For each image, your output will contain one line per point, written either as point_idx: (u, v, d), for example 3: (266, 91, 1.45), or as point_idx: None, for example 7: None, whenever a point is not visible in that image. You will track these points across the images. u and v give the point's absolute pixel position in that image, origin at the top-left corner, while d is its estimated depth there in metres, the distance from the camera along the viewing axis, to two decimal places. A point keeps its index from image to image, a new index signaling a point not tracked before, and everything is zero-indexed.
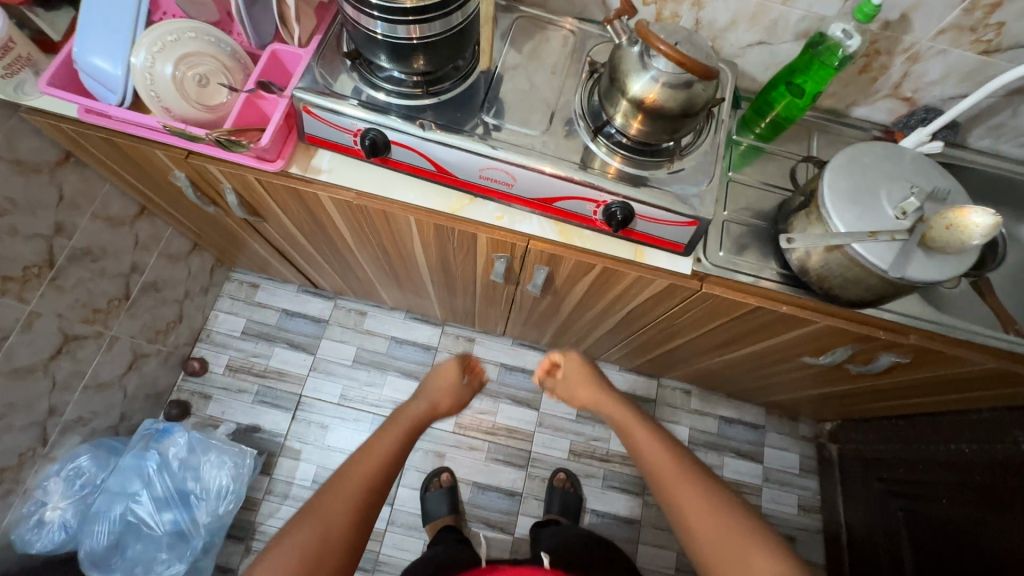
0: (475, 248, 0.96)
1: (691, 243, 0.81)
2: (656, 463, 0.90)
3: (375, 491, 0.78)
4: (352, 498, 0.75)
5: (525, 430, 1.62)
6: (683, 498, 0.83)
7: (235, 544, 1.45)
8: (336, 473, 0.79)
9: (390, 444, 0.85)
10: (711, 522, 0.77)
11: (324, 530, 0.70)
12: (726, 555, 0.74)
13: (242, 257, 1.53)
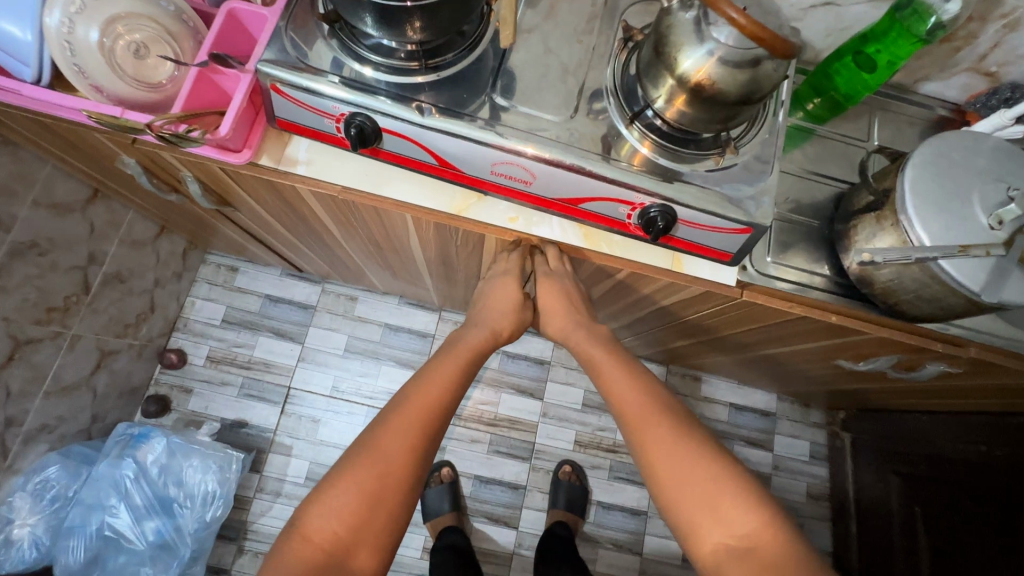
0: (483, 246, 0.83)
1: (742, 252, 0.69)
2: (630, 402, 0.76)
3: (427, 441, 0.70)
4: (403, 451, 0.68)
5: (529, 421, 1.55)
6: (653, 441, 0.71)
7: (227, 544, 1.38)
8: (384, 416, 0.71)
9: (445, 384, 0.75)
10: (690, 470, 0.68)
11: (372, 487, 0.65)
12: (696, 507, 0.66)
13: (216, 240, 1.38)
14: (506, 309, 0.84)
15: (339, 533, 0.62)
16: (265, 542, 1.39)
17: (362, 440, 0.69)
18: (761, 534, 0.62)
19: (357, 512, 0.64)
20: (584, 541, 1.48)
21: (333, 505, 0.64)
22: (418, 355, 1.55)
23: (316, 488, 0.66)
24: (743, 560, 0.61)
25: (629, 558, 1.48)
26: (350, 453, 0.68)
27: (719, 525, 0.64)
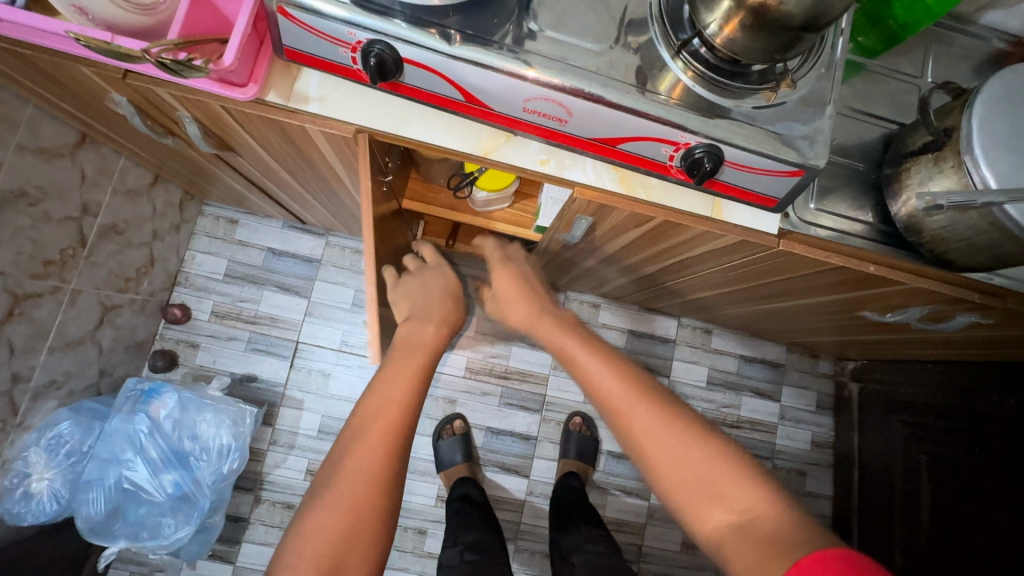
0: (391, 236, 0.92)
1: (789, 197, 0.65)
2: (600, 385, 0.71)
3: (389, 461, 0.69)
4: (365, 485, 0.67)
5: (540, 373, 1.54)
6: (633, 424, 0.67)
7: (244, 494, 1.40)
8: (348, 446, 0.70)
9: (399, 395, 0.73)
10: (671, 453, 0.64)
11: (343, 521, 0.65)
12: (684, 487, 0.62)
13: (214, 189, 1.31)
14: (447, 302, 0.90)
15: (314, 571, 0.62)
16: (281, 492, 1.42)
17: (331, 474, 0.69)
18: (757, 510, 0.57)
19: (332, 553, 0.64)
20: (594, 488, 1.51)
21: (307, 546, 0.64)
22: None
23: (290, 530, 0.66)
24: (740, 536, 0.56)
25: (636, 504, 1.52)
26: (321, 493, 0.67)
27: (718, 506, 0.59)
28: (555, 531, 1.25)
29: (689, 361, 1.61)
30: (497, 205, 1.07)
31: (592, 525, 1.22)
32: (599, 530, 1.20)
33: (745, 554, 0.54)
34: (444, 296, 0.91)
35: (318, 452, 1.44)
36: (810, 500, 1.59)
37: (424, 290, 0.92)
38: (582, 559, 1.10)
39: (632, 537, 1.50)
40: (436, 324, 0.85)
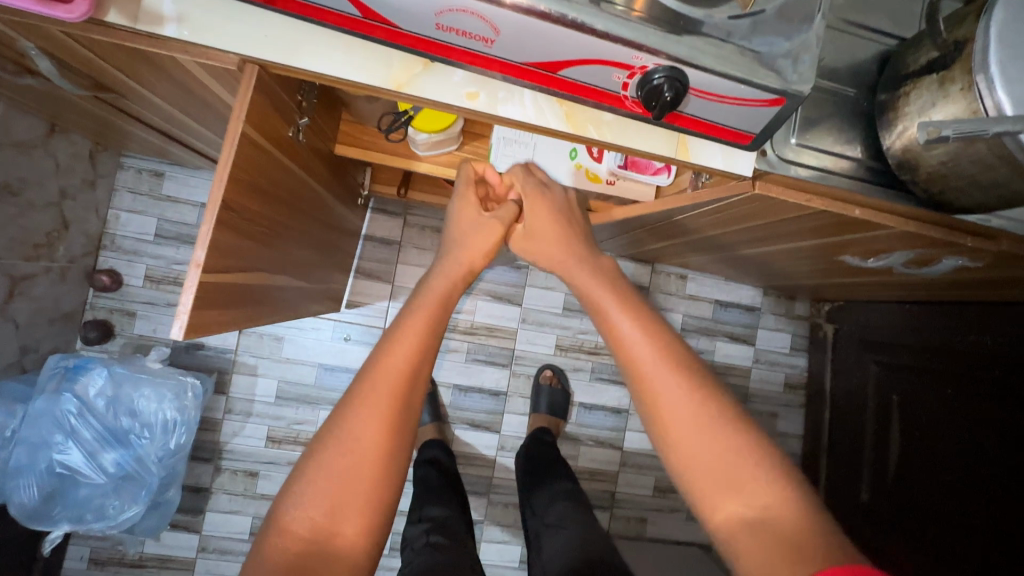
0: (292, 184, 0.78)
1: (767, 131, 0.54)
2: (628, 348, 0.60)
3: (404, 401, 0.56)
4: (373, 426, 0.54)
5: (507, 328, 1.47)
6: (658, 392, 0.57)
7: (202, 465, 1.35)
8: (360, 382, 0.56)
9: (425, 335, 0.60)
10: (702, 429, 0.54)
11: (352, 466, 0.53)
12: (706, 469, 0.53)
13: (127, 140, 1.15)
14: (480, 244, 0.73)
15: (319, 519, 0.51)
16: (242, 460, 1.36)
17: (336, 410, 0.56)
18: (777, 503, 0.50)
19: (335, 501, 0.51)
20: (566, 440, 1.49)
21: (311, 490, 0.52)
22: (385, 266, 1.43)
23: (293, 471, 0.54)
24: (760, 532, 0.48)
25: (609, 453, 1.51)
26: (324, 432, 0.54)
27: (735, 494, 0.51)
28: (524, 488, 1.20)
29: (662, 309, 1.55)
30: (444, 148, 0.94)
31: (564, 480, 1.16)
32: (571, 485, 1.14)
33: (761, 555, 0.47)
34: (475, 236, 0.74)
35: (277, 419, 1.38)
36: (780, 441, 1.61)
37: (457, 228, 0.75)
38: (555, 515, 1.04)
39: (605, 485, 1.51)
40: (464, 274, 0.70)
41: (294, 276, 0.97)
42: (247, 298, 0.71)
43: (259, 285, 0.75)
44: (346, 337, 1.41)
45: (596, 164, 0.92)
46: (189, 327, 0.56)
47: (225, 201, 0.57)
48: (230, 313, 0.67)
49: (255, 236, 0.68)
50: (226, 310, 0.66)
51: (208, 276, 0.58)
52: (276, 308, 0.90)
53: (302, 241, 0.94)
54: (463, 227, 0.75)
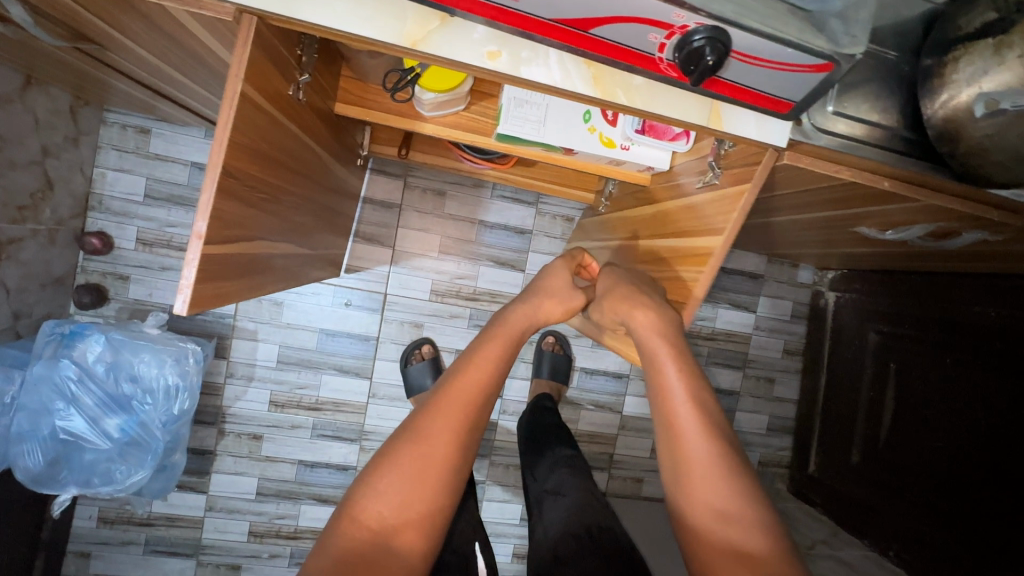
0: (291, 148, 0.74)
1: (809, 100, 0.51)
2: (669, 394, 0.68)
3: (473, 421, 0.73)
4: (440, 440, 0.69)
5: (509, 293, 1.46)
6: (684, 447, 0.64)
7: (206, 428, 1.36)
8: (434, 400, 0.73)
9: (494, 368, 0.76)
10: (711, 483, 0.61)
11: (419, 467, 0.67)
12: (711, 517, 0.60)
13: (111, 94, 1.08)
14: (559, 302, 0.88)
15: (380, 520, 0.64)
16: (245, 424, 1.37)
17: (411, 424, 0.71)
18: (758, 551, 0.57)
19: (400, 498, 0.66)
20: (567, 404, 1.50)
21: (381, 490, 0.66)
22: (385, 230, 1.39)
23: (368, 467, 0.69)
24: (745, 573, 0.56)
25: (609, 416, 1.54)
26: (399, 443, 0.69)
27: (735, 546, 0.58)
28: (525, 456, 1.21)
29: None
30: (452, 107, 0.89)
31: (564, 451, 1.15)
32: (572, 456, 1.13)
33: None
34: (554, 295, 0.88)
35: (279, 383, 1.37)
36: (776, 405, 1.64)
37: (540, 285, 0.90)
38: (556, 485, 1.03)
39: (604, 447, 1.54)
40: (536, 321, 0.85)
41: (297, 242, 0.94)
42: (252, 265, 0.69)
43: (263, 250, 0.72)
44: (347, 302, 1.38)
45: (611, 128, 0.88)
46: (193, 301, 0.53)
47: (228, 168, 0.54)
48: (235, 275, 0.64)
49: (258, 200, 0.65)
50: (232, 280, 0.64)
51: (212, 247, 0.55)
52: (280, 276, 0.87)
53: (304, 206, 0.91)
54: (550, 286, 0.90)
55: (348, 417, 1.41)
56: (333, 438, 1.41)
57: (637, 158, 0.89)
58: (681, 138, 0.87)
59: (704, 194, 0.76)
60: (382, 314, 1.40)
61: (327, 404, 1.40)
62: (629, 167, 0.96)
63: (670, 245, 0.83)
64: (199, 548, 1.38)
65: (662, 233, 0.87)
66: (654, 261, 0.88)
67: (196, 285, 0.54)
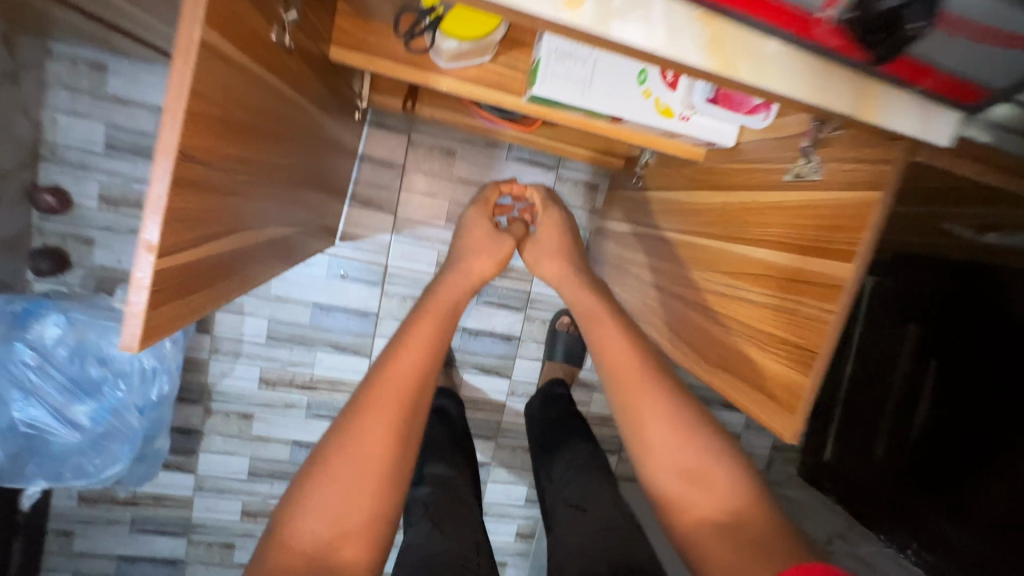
0: (275, 108, 0.58)
1: (1014, 88, 0.41)
2: (616, 362, 0.78)
3: (412, 415, 0.67)
4: (379, 439, 0.64)
5: (523, 268, 1.32)
6: (646, 408, 0.74)
7: (191, 406, 1.25)
8: (365, 393, 0.67)
9: (429, 353, 0.73)
10: (671, 435, 0.72)
11: (354, 471, 0.61)
12: (677, 460, 0.70)
13: (50, 21, 0.88)
14: (488, 254, 0.96)
15: (323, 535, 0.58)
16: (233, 402, 1.26)
17: (341, 423, 0.65)
18: (743, 503, 0.65)
19: (337, 512, 0.59)
20: (579, 387, 1.41)
21: (321, 500, 0.59)
22: (386, 193, 1.23)
23: (297, 484, 0.62)
24: (729, 534, 0.62)
25: None
26: (332, 445, 0.63)
27: (710, 498, 0.66)
28: (540, 454, 1.08)
29: None
30: (475, 59, 0.73)
31: (591, 452, 1.01)
32: (597, 461, 0.99)
33: (726, 552, 0.61)
34: (482, 252, 0.95)
35: (270, 360, 1.26)
36: None
37: (465, 241, 0.99)
38: (578, 497, 0.89)
39: (615, 431, 1.47)
40: (469, 283, 0.90)
41: (286, 219, 0.80)
42: (229, 263, 0.56)
43: (244, 241, 0.58)
44: (343, 274, 1.24)
45: (669, 92, 0.72)
46: (146, 332, 0.40)
47: (186, 150, 0.39)
48: (205, 279, 0.50)
49: (233, 185, 0.50)
50: (203, 289, 0.50)
51: (173, 257, 0.41)
52: (268, 263, 0.73)
53: (292, 178, 0.75)
54: (474, 241, 0.98)
55: (345, 397, 1.31)
56: (330, 419, 1.32)
57: (697, 132, 0.74)
58: (760, 111, 0.69)
59: (799, 192, 0.60)
60: (382, 288, 1.27)
61: (323, 383, 1.29)
62: (682, 140, 0.80)
63: (746, 252, 0.67)
64: (190, 527, 1.32)
65: (730, 233, 0.71)
66: (721, 268, 0.71)
67: (149, 310, 0.40)
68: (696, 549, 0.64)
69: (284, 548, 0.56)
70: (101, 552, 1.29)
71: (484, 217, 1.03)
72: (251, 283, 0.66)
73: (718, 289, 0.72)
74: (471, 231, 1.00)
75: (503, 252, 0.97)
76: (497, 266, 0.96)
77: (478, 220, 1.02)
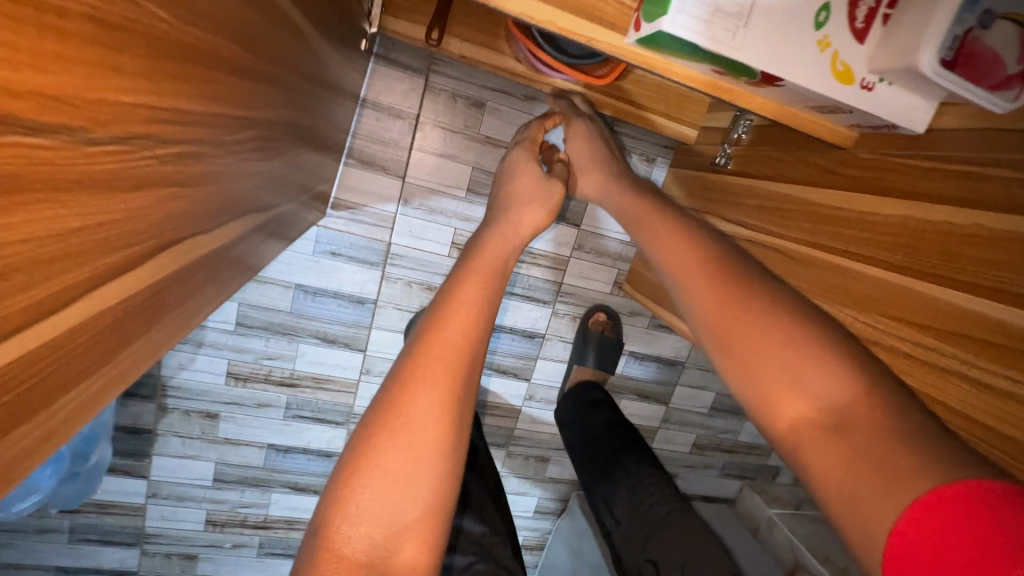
0: (241, 23, 0.31)
1: None
2: (670, 255, 0.54)
3: (464, 390, 0.50)
4: (431, 418, 0.47)
5: (555, 254, 1.09)
6: (711, 301, 0.48)
7: (142, 403, 1.02)
8: (409, 363, 0.49)
9: (479, 306, 0.52)
10: (751, 329, 0.45)
11: (409, 456, 0.46)
12: (762, 356, 0.43)
13: None
14: (535, 202, 0.65)
15: (381, 537, 0.44)
16: (195, 398, 1.04)
17: (382, 400, 0.48)
18: (856, 402, 0.38)
19: (391, 506, 0.45)
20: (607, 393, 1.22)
21: (371, 497, 0.45)
22: (392, 152, 0.96)
23: (336, 474, 0.47)
24: (834, 440, 0.38)
25: (653, 408, 1.27)
26: (375, 432, 0.47)
27: (800, 391, 0.41)
28: (586, 473, 0.89)
29: None
30: None
31: (665, 489, 0.79)
32: (679, 508, 0.77)
33: (834, 465, 0.37)
34: (532, 200, 0.65)
35: (240, 351, 1.02)
36: None
37: (508, 185, 0.69)
38: (677, 568, 0.72)
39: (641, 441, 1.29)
40: (520, 239, 0.62)
41: (262, 197, 0.54)
42: (163, 278, 0.31)
43: (186, 237, 0.33)
44: (334, 251, 0.99)
45: (854, 45, 0.48)
46: None
47: None
48: (103, 334, 0.26)
49: (150, 165, 0.24)
50: (90, 363, 0.26)
51: None
52: (215, 271, 0.48)
53: (273, 137, 0.50)
54: (521, 187, 0.67)
55: (333, 397, 1.09)
56: (313, 420, 1.10)
57: (882, 110, 0.51)
58: (1010, 86, 0.42)
59: None
60: (383, 271, 1.02)
61: (306, 380, 1.07)
62: (836, 117, 0.57)
63: (965, 304, 0.44)
64: (144, 537, 1.11)
65: (925, 266, 0.48)
66: (903, 315, 0.49)
67: None
68: (801, 461, 0.40)
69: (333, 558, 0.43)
70: (35, 562, 1.09)
71: (533, 155, 0.73)
72: (167, 339, 0.41)
73: (896, 345, 0.50)
74: (517, 175, 0.69)
75: (555, 200, 0.67)
76: (551, 219, 0.67)
77: (525, 159, 0.71)
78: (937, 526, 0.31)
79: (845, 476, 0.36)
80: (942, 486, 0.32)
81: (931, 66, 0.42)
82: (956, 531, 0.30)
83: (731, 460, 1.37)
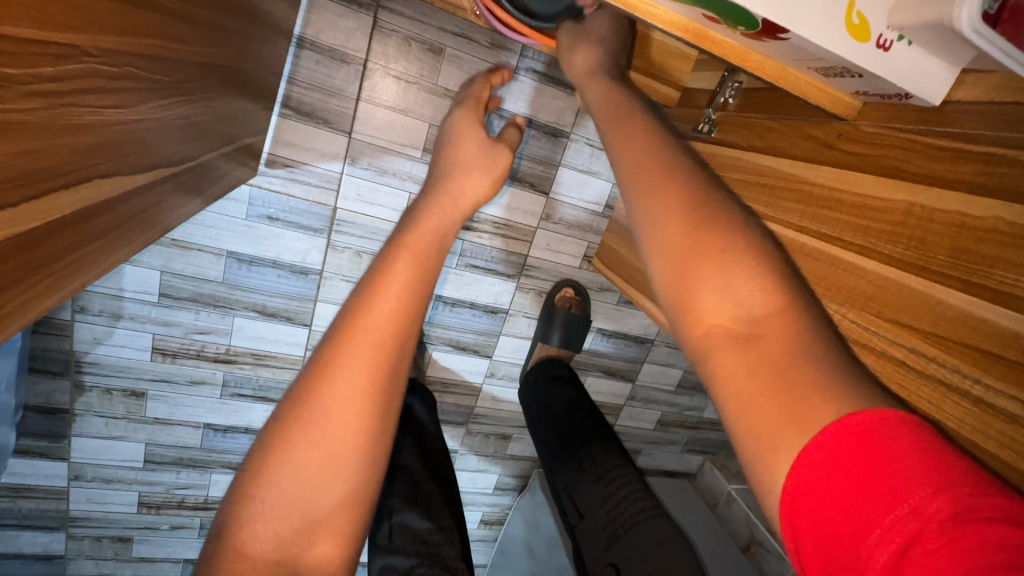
0: None
1: None
2: (621, 148, 0.47)
3: (395, 377, 0.42)
4: (353, 409, 0.40)
5: (522, 226, 1.01)
6: (656, 195, 0.40)
7: (53, 380, 0.91)
8: (329, 347, 0.41)
9: (415, 288, 0.44)
10: (688, 229, 0.38)
11: (326, 451, 0.38)
12: (690, 253, 0.37)
13: None
14: (478, 172, 0.59)
15: (290, 535, 0.37)
16: (116, 376, 0.93)
17: (297, 389, 0.40)
18: (778, 319, 0.33)
19: (304, 504, 0.38)
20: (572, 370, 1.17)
21: (280, 494, 0.38)
22: (335, 103, 0.83)
23: (244, 464, 0.40)
24: (745, 350, 0.33)
25: (619, 385, 1.22)
26: (286, 424, 0.39)
27: (719, 292, 0.35)
28: (551, 458, 0.84)
29: None
30: None
31: (633, 487, 0.75)
32: (648, 509, 0.72)
33: (739, 376, 0.32)
34: (475, 166, 0.59)
35: (166, 326, 0.91)
36: None
37: (450, 150, 0.61)
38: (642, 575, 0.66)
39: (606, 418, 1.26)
40: (461, 213, 0.55)
41: (161, 154, 0.44)
42: None
43: None
44: (271, 215, 0.88)
45: None
46: None
47: None
48: None
49: None
50: None
51: None
52: (101, 229, 0.38)
53: (163, 80, 0.39)
54: (462, 152, 0.60)
55: (275, 374, 1.00)
56: (255, 399, 1.01)
57: (898, 74, 0.43)
58: None
59: None
60: (328, 239, 0.92)
61: (244, 356, 0.97)
62: (842, 82, 0.49)
63: (970, 308, 0.38)
64: (69, 520, 1.02)
65: (928, 262, 0.42)
66: (900, 317, 0.44)
67: None
68: (708, 373, 0.35)
69: (231, 559, 0.35)
70: None
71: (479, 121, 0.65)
72: (58, 293, 0.35)
73: (890, 351, 0.44)
74: (458, 140, 0.62)
75: (500, 167, 0.61)
76: (495, 188, 0.61)
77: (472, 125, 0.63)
78: (821, 464, 0.27)
79: (748, 386, 0.32)
80: (846, 417, 0.28)
81: (971, 21, 0.34)
82: (840, 474, 0.26)
83: (694, 437, 1.36)
